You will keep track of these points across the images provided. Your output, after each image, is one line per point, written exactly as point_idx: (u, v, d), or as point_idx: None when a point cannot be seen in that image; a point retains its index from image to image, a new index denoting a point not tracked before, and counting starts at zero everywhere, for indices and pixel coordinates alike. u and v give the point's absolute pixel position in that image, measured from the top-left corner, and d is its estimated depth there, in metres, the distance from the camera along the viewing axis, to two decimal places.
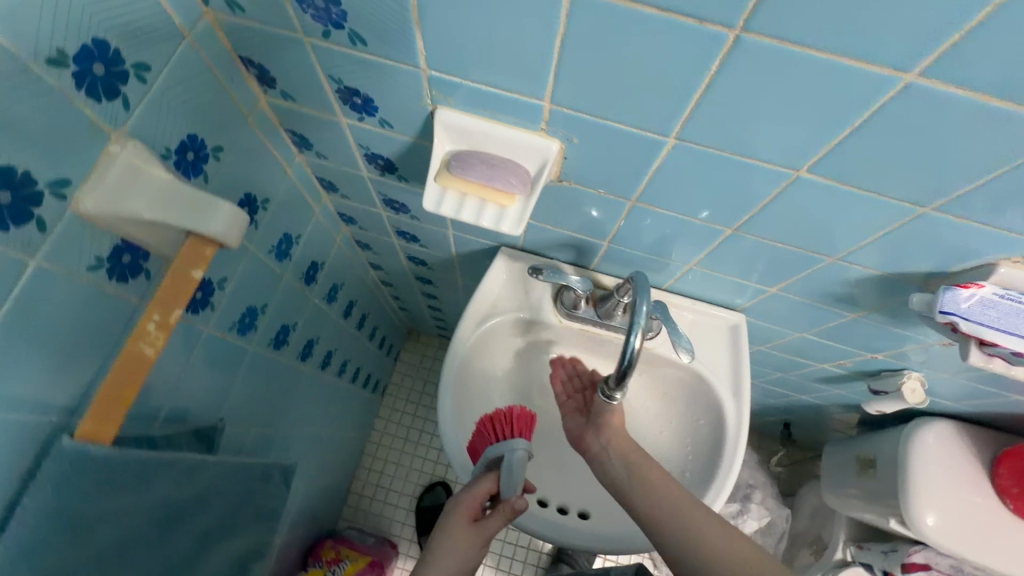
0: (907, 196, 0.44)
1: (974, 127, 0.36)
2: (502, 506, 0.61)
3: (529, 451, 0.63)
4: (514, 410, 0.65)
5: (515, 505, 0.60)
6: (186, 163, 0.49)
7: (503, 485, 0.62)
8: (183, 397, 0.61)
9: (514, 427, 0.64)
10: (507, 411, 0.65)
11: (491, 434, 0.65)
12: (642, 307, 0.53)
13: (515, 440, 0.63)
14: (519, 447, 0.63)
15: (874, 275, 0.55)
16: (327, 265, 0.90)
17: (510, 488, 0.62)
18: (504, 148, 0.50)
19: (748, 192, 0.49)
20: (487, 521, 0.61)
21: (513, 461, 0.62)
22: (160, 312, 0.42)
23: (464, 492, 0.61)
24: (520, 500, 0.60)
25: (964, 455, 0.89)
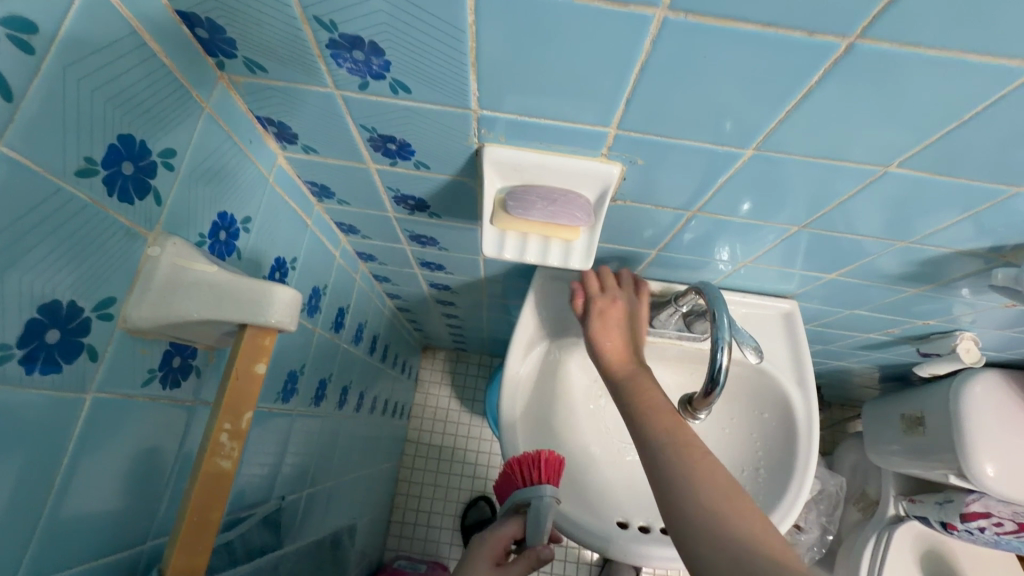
0: (1002, 178, 0.41)
1: None
2: (528, 553, 0.61)
3: (556, 497, 0.62)
4: (544, 452, 0.63)
5: (539, 553, 0.61)
6: (220, 244, 0.45)
7: (530, 531, 0.62)
8: (241, 483, 0.57)
9: (542, 469, 0.62)
10: (534, 454, 0.63)
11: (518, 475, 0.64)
12: (723, 320, 0.50)
13: (543, 485, 0.61)
14: (546, 493, 0.61)
15: (948, 253, 0.53)
16: (352, 307, 0.85)
17: (536, 534, 0.62)
18: (561, 179, 0.46)
19: (822, 190, 0.47)
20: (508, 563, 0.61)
21: (541, 507, 0.61)
22: (231, 420, 0.38)
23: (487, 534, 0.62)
24: (548, 549, 0.61)
25: (1015, 402, 0.89)
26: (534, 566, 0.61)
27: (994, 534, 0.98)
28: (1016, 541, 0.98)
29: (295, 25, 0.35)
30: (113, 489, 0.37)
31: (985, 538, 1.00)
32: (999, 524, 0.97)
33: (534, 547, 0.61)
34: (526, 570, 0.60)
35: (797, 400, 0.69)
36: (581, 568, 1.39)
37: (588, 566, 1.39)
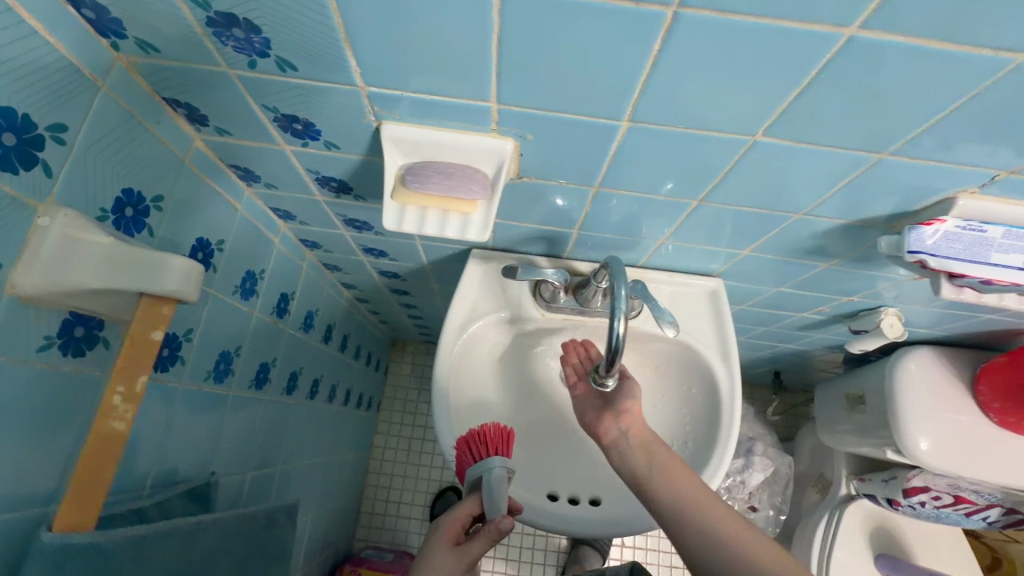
0: (861, 146, 0.44)
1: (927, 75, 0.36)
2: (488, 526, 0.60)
3: (507, 469, 0.62)
4: (490, 426, 0.64)
5: (498, 524, 0.59)
6: (126, 220, 0.47)
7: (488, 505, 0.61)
8: (170, 458, 0.59)
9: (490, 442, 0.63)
10: (478, 432, 0.64)
11: (468, 453, 0.64)
12: (621, 291, 0.53)
13: (494, 457, 0.62)
14: (496, 465, 0.62)
15: (841, 223, 0.56)
16: (298, 294, 0.87)
17: (493, 506, 0.61)
18: (458, 155, 0.48)
19: (707, 164, 0.49)
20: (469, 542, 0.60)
21: (492, 480, 0.61)
22: (125, 383, 0.40)
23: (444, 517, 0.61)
24: (506, 519, 0.59)
25: (946, 378, 0.91)
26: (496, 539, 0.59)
27: (935, 508, 1.01)
28: (956, 514, 1.02)
29: (172, 3, 0.36)
30: (12, 449, 0.38)
31: (927, 513, 1.03)
32: (938, 498, 1.00)
33: (493, 521, 0.60)
34: (487, 544, 0.59)
35: (721, 374, 0.71)
36: (549, 555, 1.40)
37: (555, 554, 1.40)
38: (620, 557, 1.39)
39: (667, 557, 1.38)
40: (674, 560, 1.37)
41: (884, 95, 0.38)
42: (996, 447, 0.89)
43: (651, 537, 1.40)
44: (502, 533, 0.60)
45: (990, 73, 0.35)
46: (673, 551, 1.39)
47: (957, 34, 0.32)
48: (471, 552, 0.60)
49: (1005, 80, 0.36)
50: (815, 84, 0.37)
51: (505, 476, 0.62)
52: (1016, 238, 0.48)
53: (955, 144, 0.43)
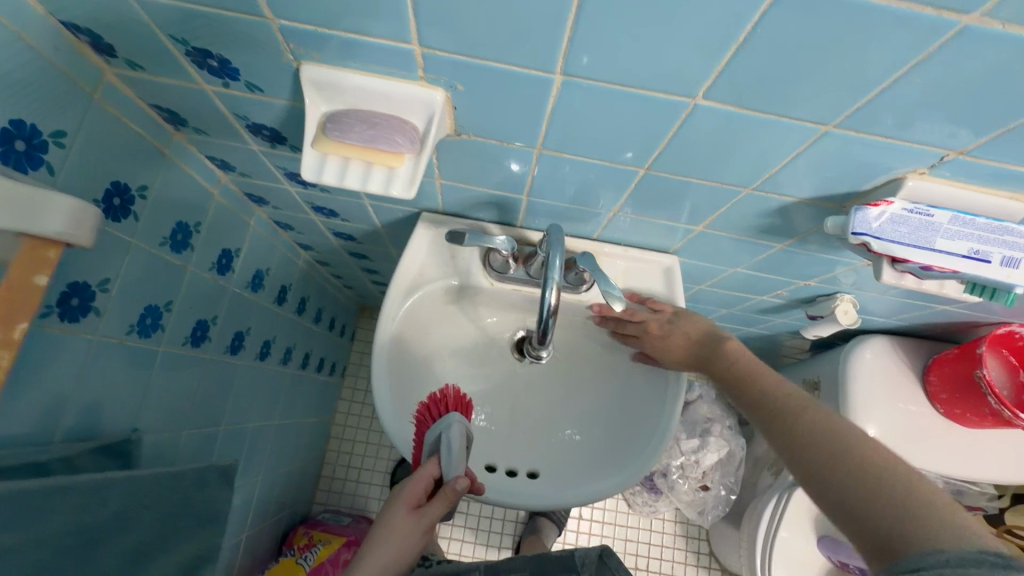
0: (807, 115, 0.42)
1: (866, 33, 0.34)
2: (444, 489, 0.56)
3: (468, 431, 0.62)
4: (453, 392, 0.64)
5: (454, 486, 0.56)
6: (16, 155, 0.43)
7: (445, 467, 0.58)
8: (85, 412, 0.56)
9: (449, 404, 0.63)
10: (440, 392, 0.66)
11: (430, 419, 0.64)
12: (556, 260, 0.51)
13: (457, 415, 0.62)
14: (455, 419, 0.62)
15: (791, 201, 0.54)
16: (244, 251, 0.83)
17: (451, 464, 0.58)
18: (383, 104, 0.45)
19: (650, 129, 0.46)
20: (425, 508, 0.57)
21: (451, 436, 0.60)
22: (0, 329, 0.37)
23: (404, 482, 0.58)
24: (462, 480, 0.56)
25: (898, 367, 0.92)
26: (454, 502, 0.56)
27: None
28: None
29: None
30: None
31: None
32: None
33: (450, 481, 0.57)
34: (443, 508, 0.56)
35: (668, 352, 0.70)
36: (506, 524, 1.42)
37: (512, 523, 1.42)
38: (575, 528, 1.41)
39: (622, 530, 1.41)
40: (628, 532, 1.40)
41: (825, 57, 0.36)
42: (942, 437, 0.90)
43: (608, 511, 1.42)
44: (459, 494, 0.56)
45: (929, 40, 0.34)
46: (628, 524, 1.41)
47: None
48: (427, 518, 0.57)
49: (941, 51, 0.35)
50: (752, 41, 0.36)
51: (464, 435, 0.61)
52: (962, 226, 0.47)
53: (899, 117, 0.40)
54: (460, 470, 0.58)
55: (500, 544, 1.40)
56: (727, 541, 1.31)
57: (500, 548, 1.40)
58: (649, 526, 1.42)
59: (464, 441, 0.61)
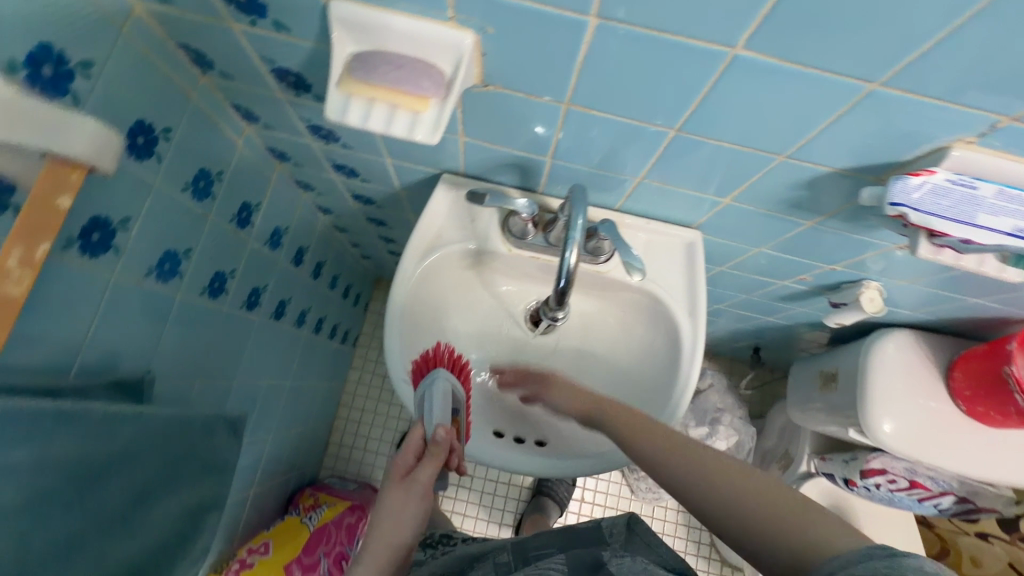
0: (853, 71, 0.40)
1: None
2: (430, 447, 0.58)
3: (452, 384, 0.62)
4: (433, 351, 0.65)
5: (437, 436, 0.57)
6: (44, 80, 0.43)
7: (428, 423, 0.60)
8: (102, 348, 0.57)
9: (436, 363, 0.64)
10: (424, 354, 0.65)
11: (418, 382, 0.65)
12: (578, 221, 0.50)
13: (439, 369, 0.63)
14: (439, 376, 0.62)
15: (827, 172, 0.52)
16: (264, 207, 0.84)
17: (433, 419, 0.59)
18: (410, 45, 0.44)
19: (684, 83, 0.45)
20: (417, 469, 0.58)
21: (434, 392, 0.61)
22: (22, 248, 0.37)
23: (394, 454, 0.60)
24: (441, 429, 0.57)
25: (921, 361, 0.89)
26: (441, 454, 0.57)
27: (889, 491, 1.00)
28: (909, 499, 1.01)
29: None
30: None
31: (881, 495, 1.03)
32: (894, 482, 0.98)
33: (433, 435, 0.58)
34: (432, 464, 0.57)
35: (686, 328, 0.69)
36: (509, 501, 1.43)
37: (515, 501, 1.43)
38: (578, 510, 1.41)
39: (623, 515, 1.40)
40: None
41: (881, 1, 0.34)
42: (961, 435, 0.88)
43: (610, 495, 1.42)
44: (444, 445, 0.58)
45: None
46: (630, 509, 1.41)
47: None
48: (423, 478, 0.58)
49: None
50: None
51: (447, 386, 0.62)
52: (1007, 201, 0.45)
53: (951, 76, 0.38)
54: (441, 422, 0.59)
55: (503, 520, 1.41)
56: None
57: (501, 525, 1.41)
58: (652, 514, 1.42)
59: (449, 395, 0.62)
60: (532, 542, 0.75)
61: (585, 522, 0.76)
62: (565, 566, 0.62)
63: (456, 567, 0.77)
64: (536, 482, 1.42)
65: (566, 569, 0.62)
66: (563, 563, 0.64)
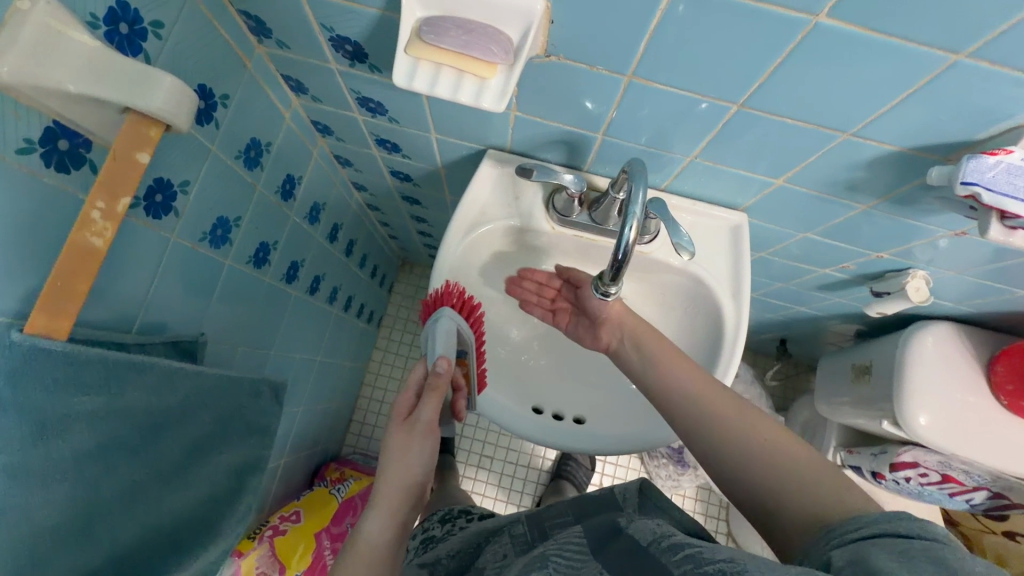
0: (936, 40, 0.39)
1: None
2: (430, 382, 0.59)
3: (455, 320, 0.63)
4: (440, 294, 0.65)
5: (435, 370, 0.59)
6: (121, 38, 0.43)
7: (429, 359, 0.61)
8: (160, 308, 0.58)
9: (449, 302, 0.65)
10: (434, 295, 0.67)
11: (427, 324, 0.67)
12: (638, 197, 0.50)
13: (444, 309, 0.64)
14: (445, 315, 0.63)
15: (893, 151, 0.51)
16: (306, 181, 0.84)
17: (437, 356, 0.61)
18: (482, 11, 0.44)
19: (755, 54, 0.44)
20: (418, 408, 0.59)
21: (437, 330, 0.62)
22: (105, 200, 0.38)
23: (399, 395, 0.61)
24: (441, 361, 0.59)
25: (961, 355, 0.88)
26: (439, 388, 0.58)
27: (919, 485, 0.99)
28: (939, 494, 1.00)
29: None
30: None
31: (910, 488, 1.02)
32: (925, 475, 0.97)
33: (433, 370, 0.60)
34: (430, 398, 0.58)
35: (729, 311, 0.69)
36: (528, 484, 1.44)
37: (534, 483, 1.44)
38: None
39: None
40: None
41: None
42: (1000, 430, 0.86)
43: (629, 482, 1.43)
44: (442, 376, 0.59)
45: None
46: None
47: None
48: (426, 414, 0.58)
49: None
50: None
51: (450, 324, 0.63)
52: None
53: None
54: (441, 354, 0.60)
55: (521, 503, 1.42)
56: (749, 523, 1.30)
57: (519, 506, 1.42)
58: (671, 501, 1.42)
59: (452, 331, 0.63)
60: (546, 511, 0.74)
61: (598, 489, 0.75)
62: (585, 539, 0.53)
63: (473, 543, 0.77)
64: (556, 466, 1.43)
65: (585, 541, 0.53)
66: (580, 534, 0.55)
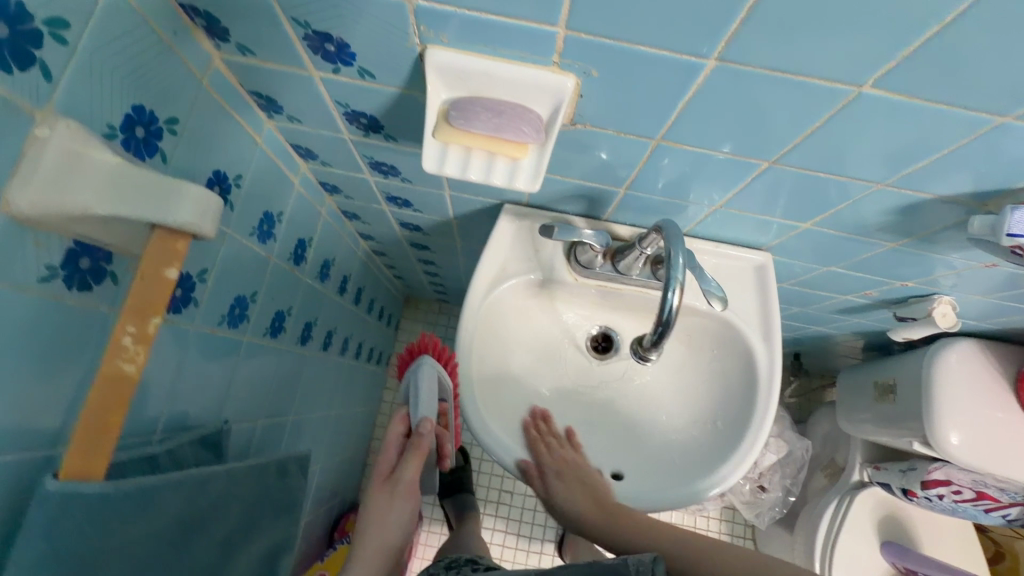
0: (987, 105, 0.38)
1: None
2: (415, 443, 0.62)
3: (438, 368, 0.66)
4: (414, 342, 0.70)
5: (419, 429, 0.62)
6: (136, 142, 0.42)
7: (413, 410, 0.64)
8: (182, 400, 0.56)
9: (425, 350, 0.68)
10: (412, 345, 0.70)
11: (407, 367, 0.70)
12: (678, 260, 0.49)
13: (423, 360, 0.66)
14: (426, 364, 0.65)
15: (928, 199, 0.50)
16: (315, 242, 0.82)
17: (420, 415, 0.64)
18: (512, 91, 0.42)
19: (792, 118, 0.43)
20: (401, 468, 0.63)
21: (420, 378, 0.64)
22: (136, 323, 0.36)
23: (382, 450, 0.64)
24: (425, 421, 0.62)
25: (986, 372, 0.88)
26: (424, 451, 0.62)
27: (953, 502, 0.99)
28: (974, 510, 0.99)
29: None
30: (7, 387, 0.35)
31: (943, 506, 1.01)
32: (958, 492, 0.97)
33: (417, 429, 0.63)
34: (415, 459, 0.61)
35: (761, 353, 0.67)
36: (550, 517, 1.41)
37: None
38: None
39: None
40: None
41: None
42: None
43: None
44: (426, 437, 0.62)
45: None
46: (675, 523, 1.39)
47: None
48: (406, 475, 0.62)
49: None
50: (959, 22, 0.32)
51: (434, 372, 0.65)
52: None
53: None
54: (426, 412, 0.63)
55: (544, 537, 1.40)
56: (779, 544, 1.29)
57: (542, 540, 1.40)
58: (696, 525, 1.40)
59: (434, 379, 0.65)
60: None
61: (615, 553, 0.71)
62: None
63: None
64: None
65: None
66: None
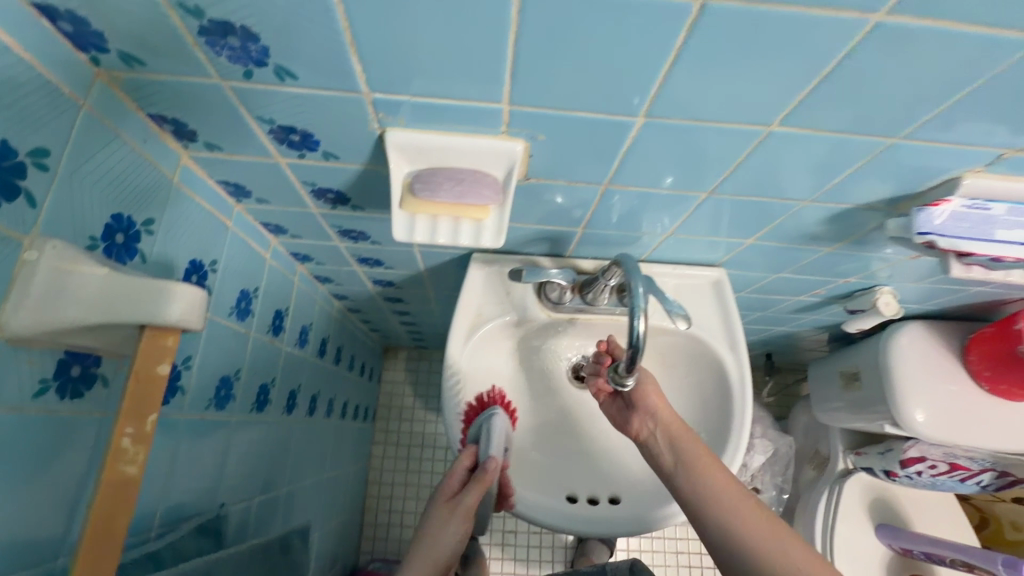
0: (877, 132, 0.43)
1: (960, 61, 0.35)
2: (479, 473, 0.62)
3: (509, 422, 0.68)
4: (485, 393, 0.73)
5: (484, 464, 0.62)
6: (117, 248, 0.44)
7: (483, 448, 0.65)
8: (177, 492, 0.56)
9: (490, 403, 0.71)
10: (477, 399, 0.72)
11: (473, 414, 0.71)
12: (639, 289, 0.52)
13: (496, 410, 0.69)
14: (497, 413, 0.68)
15: (849, 208, 0.56)
16: (292, 311, 0.84)
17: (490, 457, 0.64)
18: (468, 160, 0.46)
19: (720, 155, 0.48)
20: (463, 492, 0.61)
21: (493, 426, 0.67)
22: (134, 424, 0.37)
23: (449, 473, 0.64)
24: (492, 458, 0.62)
25: (936, 350, 0.94)
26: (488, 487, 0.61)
27: (931, 476, 1.04)
28: (951, 481, 1.04)
29: (160, 13, 0.33)
30: (5, 506, 0.35)
31: (924, 481, 1.06)
32: (934, 466, 1.02)
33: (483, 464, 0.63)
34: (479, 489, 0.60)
35: (731, 363, 0.71)
36: (557, 551, 1.40)
37: (562, 549, 1.40)
38: (627, 546, 1.38)
39: (673, 543, 1.39)
40: (680, 545, 1.38)
41: (918, 87, 0.38)
42: (987, 412, 0.92)
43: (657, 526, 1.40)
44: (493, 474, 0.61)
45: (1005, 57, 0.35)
46: (679, 537, 1.40)
47: (982, 19, 0.32)
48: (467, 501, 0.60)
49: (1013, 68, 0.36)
50: None
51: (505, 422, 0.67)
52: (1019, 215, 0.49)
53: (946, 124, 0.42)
54: (498, 451, 0.64)
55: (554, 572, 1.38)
56: None
57: None
58: None
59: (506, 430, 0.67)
60: None
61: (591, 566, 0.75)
62: None
63: None
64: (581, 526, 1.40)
65: None
66: None
